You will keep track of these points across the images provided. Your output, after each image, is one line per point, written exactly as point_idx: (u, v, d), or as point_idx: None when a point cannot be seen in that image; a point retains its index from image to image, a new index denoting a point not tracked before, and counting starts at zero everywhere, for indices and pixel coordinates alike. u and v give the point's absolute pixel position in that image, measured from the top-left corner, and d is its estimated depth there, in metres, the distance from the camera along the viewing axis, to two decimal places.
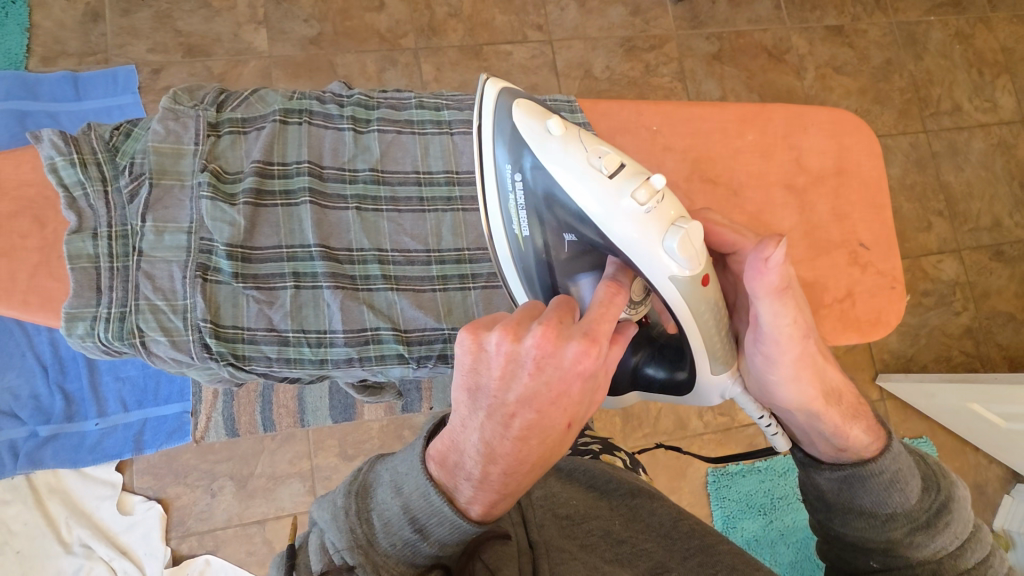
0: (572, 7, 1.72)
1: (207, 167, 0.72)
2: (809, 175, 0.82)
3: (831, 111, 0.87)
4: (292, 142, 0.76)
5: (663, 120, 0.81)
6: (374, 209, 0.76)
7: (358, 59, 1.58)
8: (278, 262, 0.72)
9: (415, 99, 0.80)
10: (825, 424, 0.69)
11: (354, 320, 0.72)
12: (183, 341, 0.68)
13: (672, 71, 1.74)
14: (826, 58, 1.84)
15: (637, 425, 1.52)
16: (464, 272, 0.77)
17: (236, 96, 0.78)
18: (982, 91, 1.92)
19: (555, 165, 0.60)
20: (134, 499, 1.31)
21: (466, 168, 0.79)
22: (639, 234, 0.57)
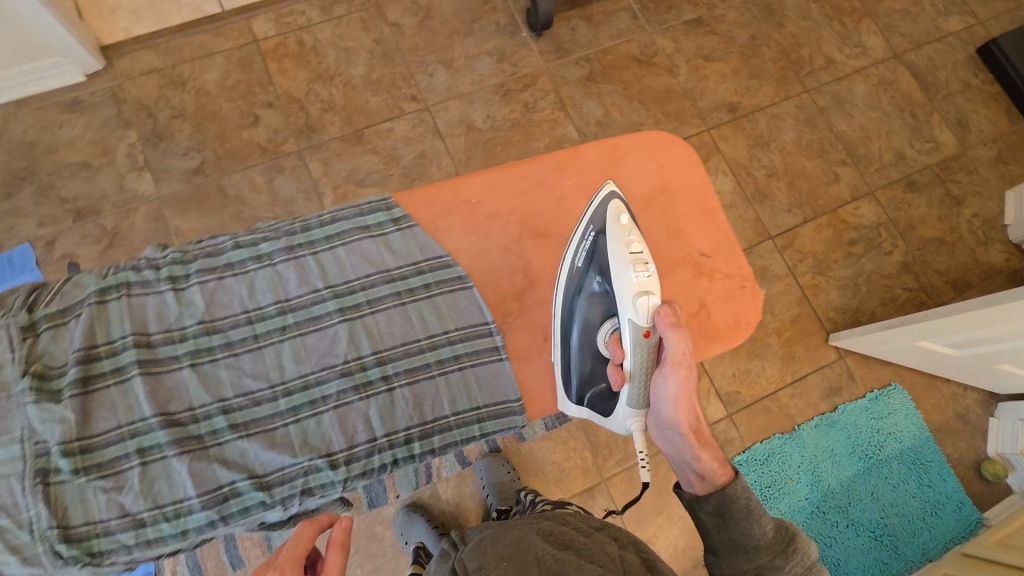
0: (440, 70, 1.75)
1: (26, 371, 0.74)
2: (635, 203, 0.93)
3: (646, 133, 0.97)
4: (114, 319, 0.78)
5: (483, 190, 0.90)
6: (210, 360, 0.79)
7: (244, 176, 1.59)
8: (120, 443, 0.74)
9: (230, 241, 0.84)
10: (687, 451, 0.82)
11: (208, 481, 0.74)
12: (34, 555, 0.70)
13: (551, 102, 1.78)
14: (693, 51, 1.90)
15: (608, 454, 1.49)
16: (313, 397, 0.79)
17: (48, 290, 0.79)
18: (849, 39, 1.99)
19: (613, 235, 0.82)
20: None
21: (295, 292, 0.83)
22: (625, 292, 0.80)
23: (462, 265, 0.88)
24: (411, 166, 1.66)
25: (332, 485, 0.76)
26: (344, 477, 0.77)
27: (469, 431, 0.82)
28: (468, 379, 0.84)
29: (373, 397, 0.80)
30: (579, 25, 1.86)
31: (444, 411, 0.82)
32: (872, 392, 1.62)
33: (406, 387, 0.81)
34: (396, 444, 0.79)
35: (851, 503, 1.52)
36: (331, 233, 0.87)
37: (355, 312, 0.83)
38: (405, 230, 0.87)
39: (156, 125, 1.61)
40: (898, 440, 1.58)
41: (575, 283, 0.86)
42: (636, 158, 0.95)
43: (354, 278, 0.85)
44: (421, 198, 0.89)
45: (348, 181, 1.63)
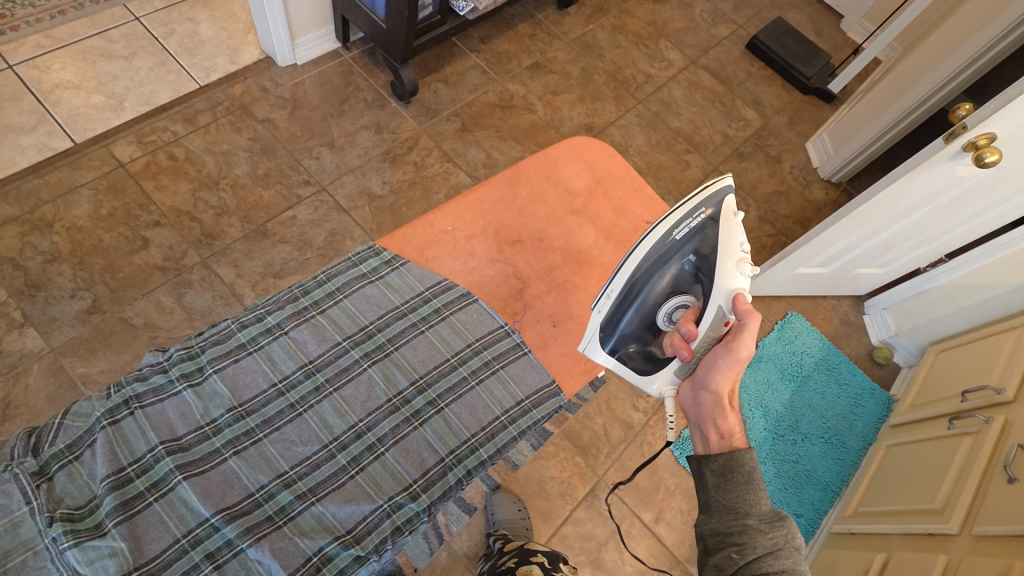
0: (325, 152, 1.81)
1: (54, 517, 0.67)
2: (581, 196, 1.08)
3: (568, 140, 1.13)
4: (134, 435, 0.74)
5: (451, 218, 1.00)
6: (250, 441, 0.77)
7: (150, 301, 1.49)
8: (184, 556, 0.69)
9: (235, 324, 0.85)
10: (716, 416, 0.85)
11: (294, 557, 0.72)
12: None
13: (437, 157, 1.91)
14: (542, 88, 2.17)
15: (596, 451, 1.57)
16: (370, 442, 0.81)
17: (48, 429, 0.74)
18: (655, 56, 2.40)
19: (726, 227, 0.83)
20: None
21: (316, 352, 0.85)
22: (723, 281, 0.83)
23: (462, 285, 0.96)
24: (326, 246, 1.67)
25: (419, 515, 0.78)
26: (427, 501, 0.79)
27: (524, 424, 0.87)
28: (505, 378, 0.89)
29: (426, 423, 0.84)
30: (439, 87, 2.04)
31: (494, 414, 0.87)
32: (778, 322, 1.90)
33: (453, 404, 0.86)
34: (462, 456, 0.83)
35: (799, 420, 1.76)
36: (330, 289, 0.91)
37: (382, 354, 0.87)
38: (398, 269, 0.94)
39: (27, 275, 1.44)
40: (810, 355, 1.87)
41: (669, 257, 0.84)
42: (569, 160, 1.10)
43: (368, 323, 0.89)
44: (400, 238, 0.97)
45: (266, 276, 1.59)
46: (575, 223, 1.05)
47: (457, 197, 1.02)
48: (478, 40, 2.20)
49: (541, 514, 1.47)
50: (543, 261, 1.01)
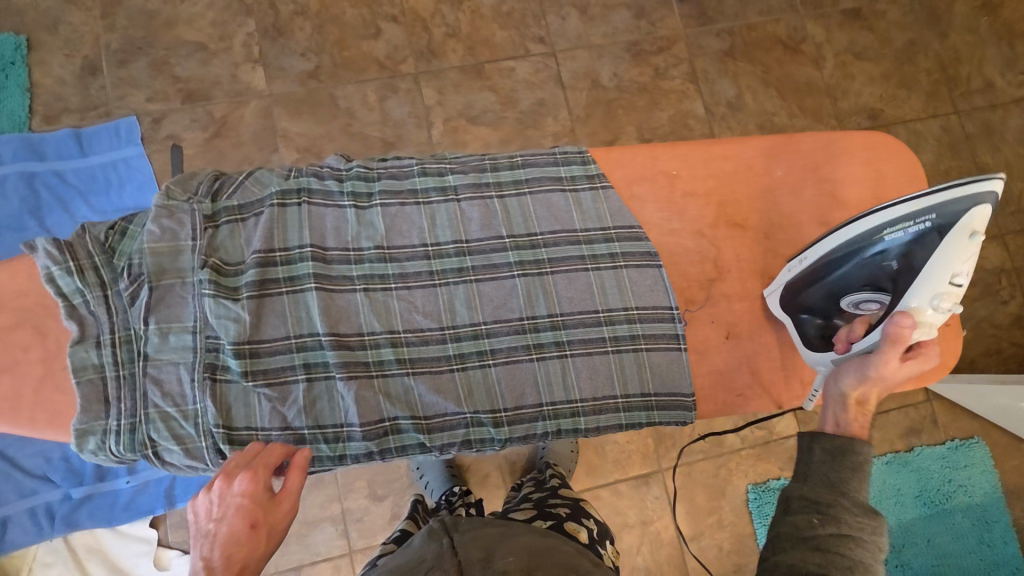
0: (574, 14, 1.65)
1: (207, 264, 0.73)
2: (844, 208, 0.89)
3: (870, 134, 0.92)
4: (292, 226, 0.77)
5: (683, 162, 0.88)
6: (382, 288, 0.78)
7: (358, 90, 1.53)
8: (287, 354, 0.74)
9: (417, 166, 0.82)
10: (837, 406, 0.75)
11: (372, 411, 0.74)
12: (196, 448, 0.70)
13: (683, 73, 1.67)
14: (846, 44, 1.76)
15: (671, 445, 1.48)
16: (482, 349, 0.78)
17: (231, 182, 0.79)
18: (1017, 65, 1.79)
19: (952, 245, 0.69)
20: (170, 553, 1.28)
21: (475, 235, 0.81)
22: (919, 295, 0.72)
23: (653, 240, 0.85)
24: (527, 113, 1.59)
25: (494, 442, 0.76)
26: (505, 434, 0.76)
27: (636, 417, 0.79)
28: (642, 362, 0.80)
29: (545, 360, 0.78)
30: None
31: (611, 391, 0.79)
32: (953, 441, 1.56)
33: (578, 356, 0.79)
34: (560, 414, 0.77)
35: (906, 546, 1.50)
36: (518, 178, 0.84)
37: (532, 269, 0.81)
38: (598, 191, 0.85)
39: (277, 17, 1.54)
40: (967, 494, 1.53)
41: (868, 252, 0.75)
42: (850, 158, 0.90)
43: (537, 233, 0.82)
44: (618, 157, 0.87)
45: (461, 116, 1.56)
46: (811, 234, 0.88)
47: (706, 143, 0.90)
48: None
49: (588, 465, 1.45)
50: (754, 259, 0.88)
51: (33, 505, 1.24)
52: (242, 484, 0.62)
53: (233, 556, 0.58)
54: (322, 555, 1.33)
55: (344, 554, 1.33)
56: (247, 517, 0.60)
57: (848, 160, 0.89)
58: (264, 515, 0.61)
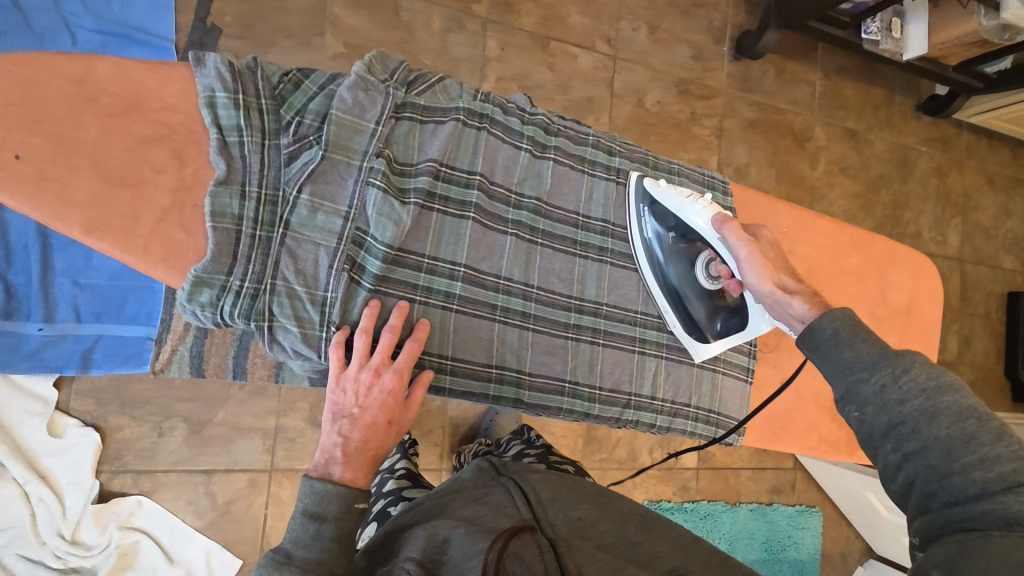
0: (644, 30, 1.70)
1: (383, 154, 0.67)
2: (886, 309, 0.92)
3: (917, 253, 0.97)
4: (468, 147, 0.73)
5: (792, 222, 0.88)
6: (529, 239, 0.77)
7: (426, 9, 1.44)
8: (413, 271, 0.69)
9: (593, 137, 0.83)
10: (792, 306, 0.73)
11: (485, 353, 0.73)
12: (313, 337, 0.64)
13: (714, 125, 1.79)
14: (837, 156, 2.00)
15: (596, 448, 1.60)
16: (597, 327, 0.80)
17: (425, 80, 0.72)
18: (940, 225, 2.18)
19: (662, 193, 0.81)
20: (68, 421, 1.14)
21: (621, 221, 0.84)
22: (694, 218, 0.79)
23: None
24: (575, 104, 1.60)
25: (582, 416, 0.78)
26: (595, 412, 0.79)
27: (701, 429, 0.85)
28: (716, 385, 0.86)
29: (645, 355, 0.83)
30: (770, 72, 1.89)
31: (685, 399, 0.84)
32: (801, 505, 1.85)
33: (672, 362, 0.84)
34: (644, 407, 0.82)
35: None
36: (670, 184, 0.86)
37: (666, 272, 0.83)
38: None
39: None
40: (796, 550, 1.83)
41: (663, 246, 0.82)
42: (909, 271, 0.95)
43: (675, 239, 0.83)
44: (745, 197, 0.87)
45: (516, 80, 1.53)
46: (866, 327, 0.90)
47: (810, 211, 0.91)
48: (834, 66, 1.99)
49: None
50: None
51: None
52: (390, 382, 0.67)
53: (369, 441, 0.69)
54: (239, 466, 1.24)
55: (263, 470, 1.25)
56: (388, 415, 0.68)
57: (903, 268, 0.93)
58: (398, 414, 0.70)
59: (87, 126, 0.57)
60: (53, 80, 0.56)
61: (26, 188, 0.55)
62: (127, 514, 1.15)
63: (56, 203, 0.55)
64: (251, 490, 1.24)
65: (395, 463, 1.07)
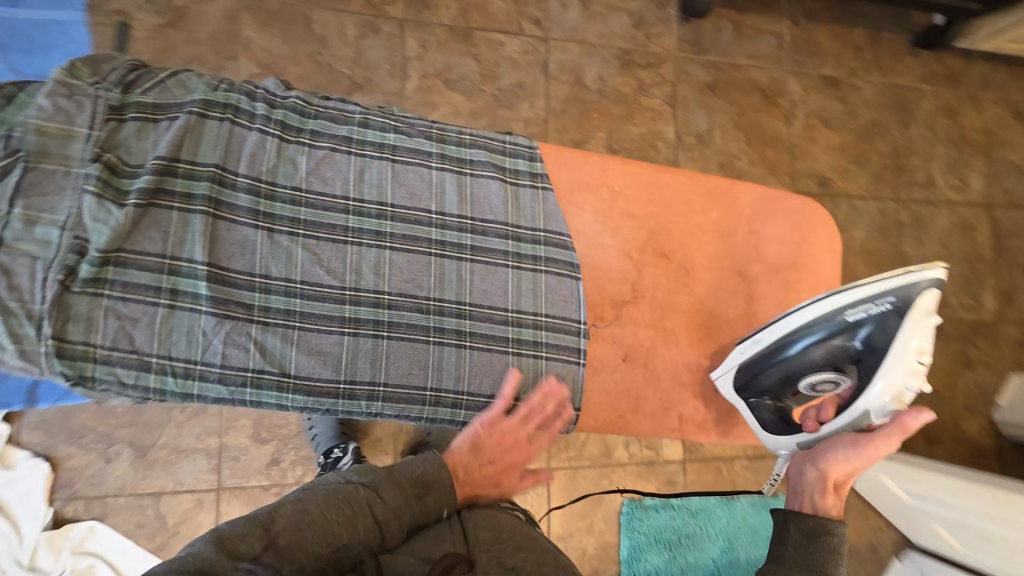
0: (575, 7, 1.64)
1: (101, 158, 0.67)
2: (764, 265, 0.91)
3: (804, 202, 0.95)
4: (207, 140, 0.72)
5: (628, 181, 0.90)
6: (288, 231, 0.74)
7: (338, 19, 1.45)
8: (157, 274, 0.68)
9: (359, 115, 0.81)
10: (817, 489, 0.78)
11: (237, 357, 0.70)
12: (32, 352, 0.64)
13: (665, 94, 1.69)
14: (817, 108, 1.83)
15: (563, 447, 1.52)
16: (379, 317, 0.75)
17: (150, 78, 0.74)
18: (956, 169, 1.94)
19: (908, 326, 0.73)
20: (19, 454, 1.20)
21: (401, 201, 0.79)
22: (892, 374, 0.74)
23: (578, 251, 0.86)
24: (505, 92, 1.56)
25: (364, 416, 0.74)
26: (376, 409, 0.74)
27: (515, 419, 0.79)
28: (538, 370, 0.80)
29: (440, 347, 0.77)
30: (726, 29, 1.76)
31: (499, 391, 0.78)
32: None
33: (476, 349, 0.78)
34: (441, 404, 0.76)
35: None
36: (461, 156, 0.84)
37: (465, 254, 0.80)
38: (535, 189, 0.85)
39: None
40: None
41: (834, 334, 0.77)
42: (786, 221, 0.93)
43: (468, 216, 0.82)
44: (566, 159, 0.89)
45: (438, 75, 1.51)
46: (734, 285, 0.90)
47: (660, 169, 0.92)
48: (803, 11, 1.83)
49: None
50: (670, 291, 0.88)
51: None
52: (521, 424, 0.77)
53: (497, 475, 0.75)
54: (186, 486, 1.27)
55: (210, 490, 1.28)
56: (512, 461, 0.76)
57: (779, 220, 0.92)
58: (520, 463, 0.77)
59: None
60: None
61: None
62: (79, 541, 1.20)
63: None
64: (198, 508, 1.27)
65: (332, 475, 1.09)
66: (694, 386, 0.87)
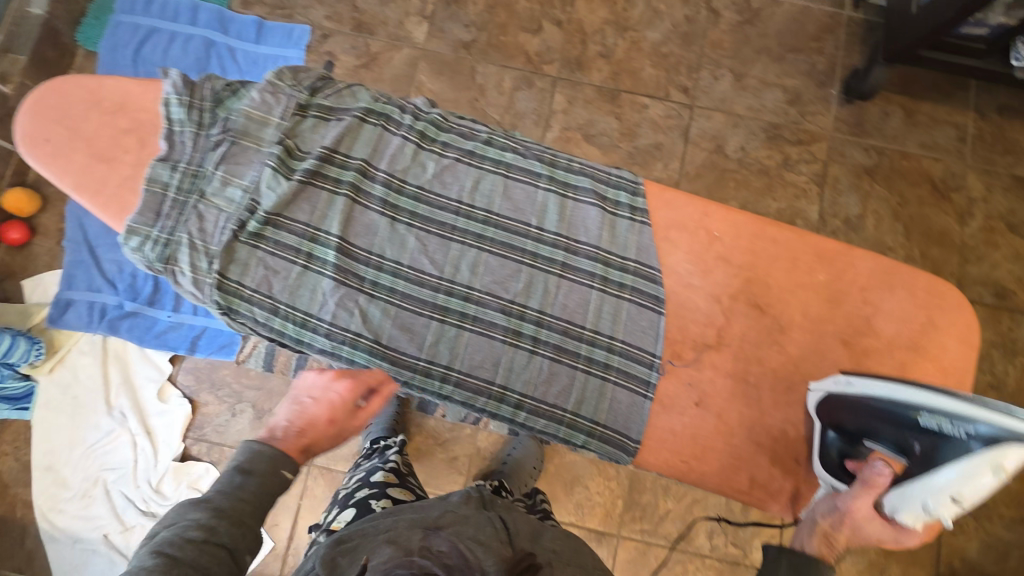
0: (726, 78, 1.66)
1: (283, 142, 0.83)
2: (876, 340, 0.84)
3: (930, 277, 0.87)
4: (362, 139, 0.86)
5: (728, 227, 0.88)
6: (407, 222, 0.85)
7: (499, 72, 1.64)
8: (298, 237, 0.81)
9: (485, 134, 0.92)
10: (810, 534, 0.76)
11: (344, 319, 0.80)
12: (202, 282, 0.77)
13: (813, 172, 1.61)
14: (1001, 210, 1.61)
15: (637, 516, 1.42)
16: (466, 311, 0.83)
17: (332, 86, 0.89)
18: None
19: (974, 467, 0.66)
20: (173, 391, 1.44)
21: (506, 213, 0.87)
22: (931, 487, 0.69)
23: (666, 288, 0.87)
24: (640, 151, 1.61)
25: (434, 396, 0.81)
26: (446, 392, 0.81)
27: (574, 436, 0.81)
28: (604, 395, 0.82)
29: (517, 349, 0.83)
30: (895, 113, 1.65)
31: (563, 403, 0.82)
32: None
33: (547, 358, 0.82)
34: (505, 401, 0.81)
35: None
36: (570, 182, 0.90)
37: (555, 270, 0.86)
38: (635, 222, 0.88)
39: None
40: None
41: (912, 425, 0.70)
42: (911, 296, 0.85)
43: (565, 236, 0.87)
44: (666, 199, 0.90)
45: (579, 129, 1.61)
46: (837, 354, 0.84)
47: (764, 220, 0.89)
48: (995, 104, 1.65)
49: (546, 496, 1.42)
50: (760, 348, 0.85)
51: (93, 301, 1.43)
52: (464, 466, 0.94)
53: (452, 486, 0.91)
54: None
55: (304, 463, 1.41)
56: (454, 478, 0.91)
57: (898, 293, 0.85)
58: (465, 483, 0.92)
59: (92, 115, 0.83)
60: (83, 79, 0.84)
61: (46, 154, 0.81)
62: (195, 479, 1.38)
63: (58, 166, 0.81)
64: (290, 477, 1.40)
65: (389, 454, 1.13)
66: (770, 449, 0.83)
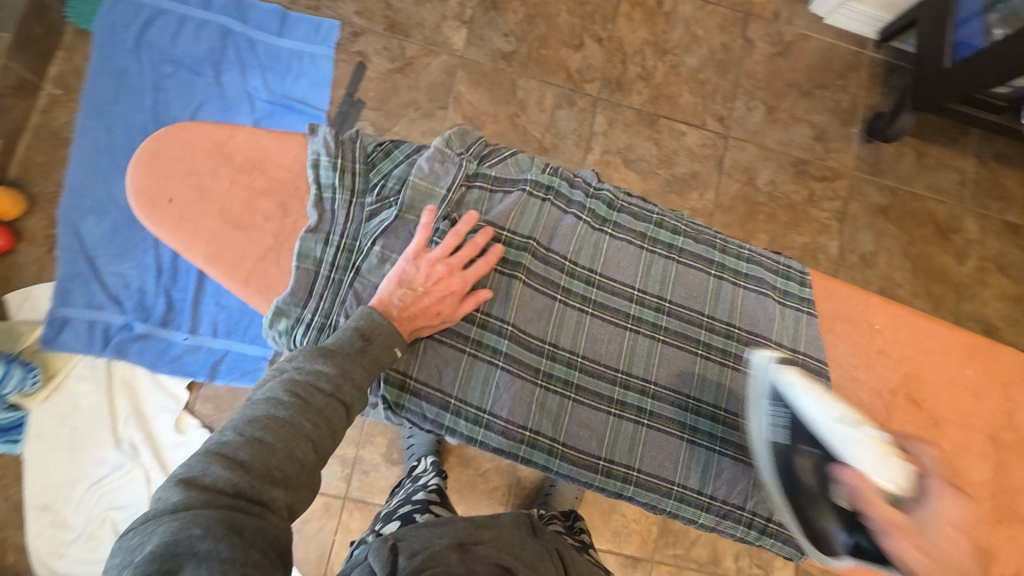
0: (759, 110, 1.69)
1: (449, 218, 0.82)
2: (1018, 435, 0.86)
3: None
4: (531, 215, 0.85)
5: (888, 321, 0.89)
6: (579, 306, 0.84)
7: (540, 88, 1.58)
8: (467, 323, 0.80)
9: (657, 214, 0.90)
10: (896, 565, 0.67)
11: (519, 414, 0.79)
12: None
13: (835, 208, 1.69)
14: (993, 252, 1.74)
15: (670, 541, 1.46)
16: (643, 405, 0.82)
17: (497, 155, 0.87)
18: None
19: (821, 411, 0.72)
20: (192, 421, 1.30)
21: (678, 300, 0.86)
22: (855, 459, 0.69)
23: (833, 380, 0.86)
24: (678, 179, 1.61)
25: (615, 496, 0.80)
26: (627, 493, 0.80)
27: (753, 537, 0.82)
28: None
29: (695, 446, 0.82)
30: (906, 155, 1.75)
31: (741, 502, 0.81)
32: None
33: (727, 459, 0.82)
34: (686, 501, 0.80)
35: None
36: (739, 268, 0.89)
37: (728, 361, 0.85)
38: (803, 313, 0.88)
39: None
40: None
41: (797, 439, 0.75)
42: None
43: (737, 326, 0.86)
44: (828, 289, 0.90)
45: (619, 153, 1.59)
46: (988, 450, 0.85)
47: (917, 312, 0.90)
48: (991, 152, 1.79)
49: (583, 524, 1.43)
50: (922, 444, 0.85)
51: (94, 320, 1.28)
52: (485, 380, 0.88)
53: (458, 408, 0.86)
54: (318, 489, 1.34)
55: (338, 497, 1.34)
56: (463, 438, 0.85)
57: None
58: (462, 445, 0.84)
59: (220, 177, 0.80)
60: (208, 140, 0.81)
61: (173, 223, 0.77)
62: None
63: (189, 234, 0.77)
64: (323, 511, 1.33)
65: (428, 479, 1.10)
66: None
